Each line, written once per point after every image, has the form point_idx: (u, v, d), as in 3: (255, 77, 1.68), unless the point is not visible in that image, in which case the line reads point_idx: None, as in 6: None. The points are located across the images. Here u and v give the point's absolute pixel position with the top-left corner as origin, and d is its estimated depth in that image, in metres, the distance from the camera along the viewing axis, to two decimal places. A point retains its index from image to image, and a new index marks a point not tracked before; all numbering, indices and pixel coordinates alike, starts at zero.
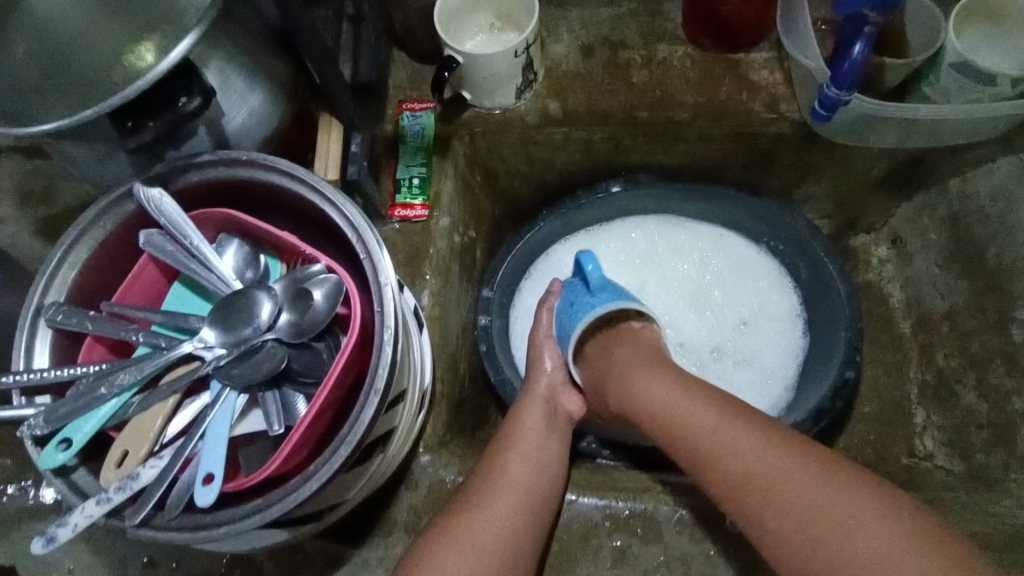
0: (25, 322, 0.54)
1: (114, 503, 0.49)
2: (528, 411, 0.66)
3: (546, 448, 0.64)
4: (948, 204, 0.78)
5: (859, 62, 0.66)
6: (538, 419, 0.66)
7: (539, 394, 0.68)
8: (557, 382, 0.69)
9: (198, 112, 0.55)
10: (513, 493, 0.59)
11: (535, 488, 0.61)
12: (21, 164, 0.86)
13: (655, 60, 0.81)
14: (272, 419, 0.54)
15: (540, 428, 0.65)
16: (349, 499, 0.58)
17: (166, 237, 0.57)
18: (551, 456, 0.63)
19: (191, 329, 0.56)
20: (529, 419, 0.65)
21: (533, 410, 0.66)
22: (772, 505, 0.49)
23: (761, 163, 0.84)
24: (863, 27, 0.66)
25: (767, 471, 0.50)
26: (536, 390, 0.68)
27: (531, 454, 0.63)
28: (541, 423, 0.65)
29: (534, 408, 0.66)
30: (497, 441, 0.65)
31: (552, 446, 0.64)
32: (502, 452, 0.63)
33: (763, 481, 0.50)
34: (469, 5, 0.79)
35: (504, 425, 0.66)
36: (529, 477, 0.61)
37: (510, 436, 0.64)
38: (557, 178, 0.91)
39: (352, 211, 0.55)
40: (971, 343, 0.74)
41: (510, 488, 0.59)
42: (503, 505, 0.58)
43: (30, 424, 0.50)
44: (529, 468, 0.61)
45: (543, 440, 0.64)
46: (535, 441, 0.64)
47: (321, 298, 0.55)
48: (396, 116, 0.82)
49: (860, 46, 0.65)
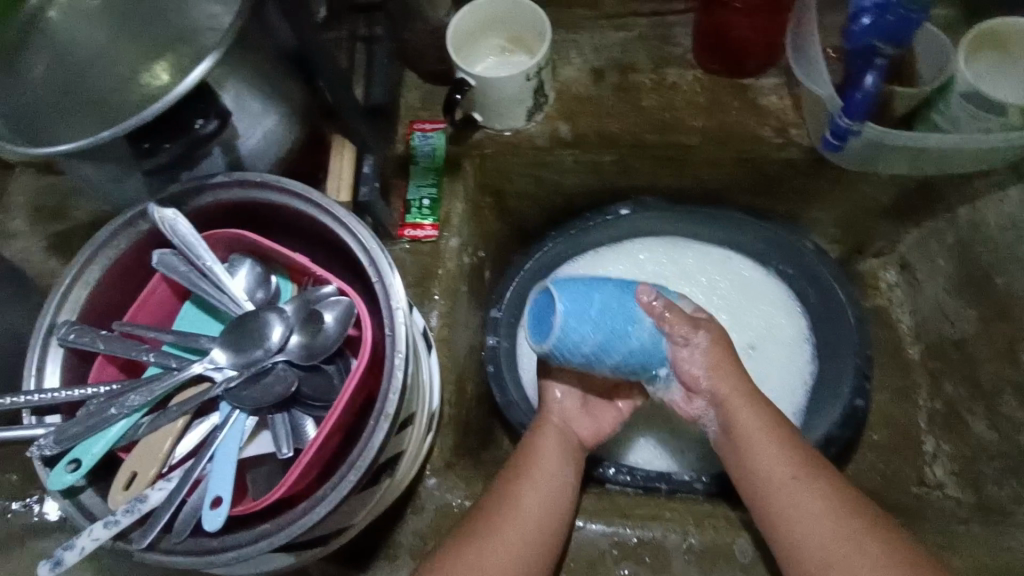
0: (37, 341, 0.54)
1: (121, 526, 0.48)
2: (542, 439, 0.67)
3: (559, 474, 0.64)
4: (958, 232, 0.78)
5: (871, 93, 0.67)
6: (553, 446, 0.66)
7: (553, 424, 0.69)
8: (570, 408, 0.70)
9: (213, 134, 0.57)
10: (528, 518, 0.59)
11: (549, 516, 0.61)
12: (34, 179, 0.87)
13: (665, 85, 0.82)
14: (282, 442, 0.54)
15: (557, 455, 0.66)
16: (356, 523, 0.58)
17: (178, 257, 0.57)
18: (564, 482, 0.64)
19: (201, 349, 0.56)
20: (545, 446, 0.66)
21: (547, 438, 0.67)
22: (832, 556, 0.54)
23: (770, 187, 0.84)
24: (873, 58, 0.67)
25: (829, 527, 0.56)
26: (549, 420, 0.69)
27: (545, 481, 0.63)
28: (558, 451, 0.66)
29: (551, 437, 0.67)
30: (509, 470, 0.65)
31: (566, 473, 0.65)
32: (515, 479, 0.63)
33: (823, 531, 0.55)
34: (481, 28, 0.80)
35: (518, 453, 0.67)
36: (542, 502, 0.61)
37: (523, 463, 0.65)
38: (566, 202, 0.91)
39: (364, 234, 0.56)
40: (982, 370, 0.74)
41: (524, 513, 0.60)
42: (517, 533, 0.58)
43: (41, 444, 0.50)
44: (543, 496, 0.62)
45: (557, 467, 0.65)
46: (552, 467, 0.64)
47: (332, 321, 0.55)
48: (407, 136, 0.83)
49: (872, 77, 0.66)
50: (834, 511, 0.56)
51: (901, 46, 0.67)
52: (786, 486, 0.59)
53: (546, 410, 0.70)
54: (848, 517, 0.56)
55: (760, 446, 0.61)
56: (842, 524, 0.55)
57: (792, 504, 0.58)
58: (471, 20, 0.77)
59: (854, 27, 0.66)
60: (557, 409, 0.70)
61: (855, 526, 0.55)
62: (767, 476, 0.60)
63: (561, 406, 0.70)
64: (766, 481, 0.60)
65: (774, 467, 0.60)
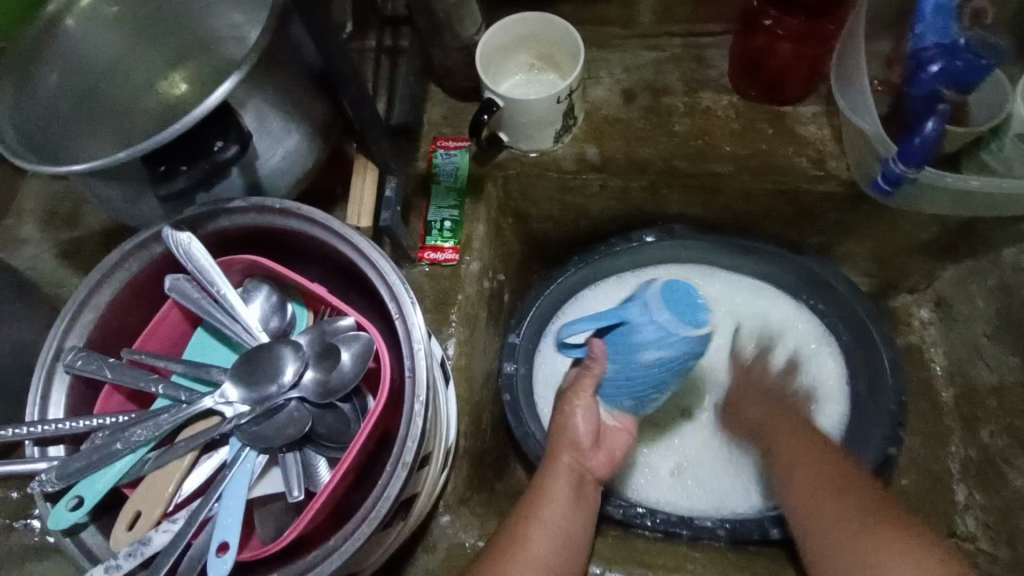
0: (42, 368, 0.52)
1: (123, 570, 0.46)
2: (553, 480, 0.62)
3: (568, 521, 0.60)
4: (1000, 274, 0.75)
5: (931, 139, 0.63)
6: (564, 492, 0.61)
7: (566, 463, 0.63)
8: (583, 448, 0.64)
9: (234, 160, 0.53)
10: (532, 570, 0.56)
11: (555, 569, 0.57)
12: (48, 184, 0.85)
13: (698, 109, 0.79)
14: (292, 484, 0.51)
15: (566, 502, 0.61)
16: (365, 567, 0.55)
17: (192, 283, 0.55)
18: (574, 530, 0.60)
19: (212, 380, 0.54)
20: (558, 488, 0.61)
21: (558, 480, 0.62)
22: (818, 509, 0.58)
23: (804, 220, 0.81)
24: (936, 104, 0.63)
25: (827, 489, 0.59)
26: (560, 460, 0.63)
27: (553, 532, 0.59)
28: (568, 497, 0.61)
29: (564, 477, 0.62)
30: (518, 510, 0.61)
31: (576, 520, 0.61)
32: (522, 523, 0.59)
33: (816, 483, 0.60)
34: (510, 45, 0.77)
35: (529, 492, 0.63)
36: (548, 553, 0.57)
37: (531, 506, 0.60)
38: (589, 226, 0.88)
39: (385, 266, 0.53)
40: (1021, 421, 0.71)
41: (529, 566, 0.56)
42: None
43: (42, 480, 0.48)
44: (550, 549, 0.57)
45: (566, 515, 0.60)
46: (561, 514, 0.60)
47: (348, 358, 0.52)
48: (429, 154, 0.80)
49: (933, 123, 0.62)
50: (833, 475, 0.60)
51: (964, 92, 0.63)
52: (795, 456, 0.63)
53: (560, 441, 0.64)
54: (842, 482, 0.59)
55: (781, 425, 0.68)
56: (835, 483, 0.59)
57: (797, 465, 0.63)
58: (501, 37, 0.75)
59: (920, 73, 0.62)
60: (571, 449, 0.64)
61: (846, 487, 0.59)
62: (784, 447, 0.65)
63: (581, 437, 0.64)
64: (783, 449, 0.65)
65: (792, 438, 0.65)
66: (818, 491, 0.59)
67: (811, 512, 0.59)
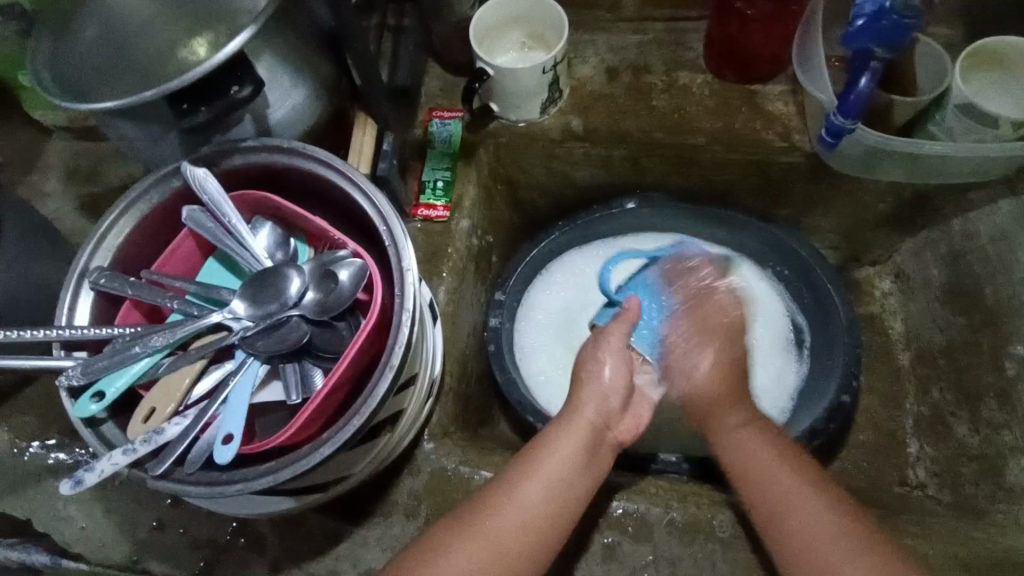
0: (70, 281, 0.58)
1: (138, 454, 0.52)
2: (568, 430, 0.61)
3: (573, 471, 0.59)
4: (950, 243, 0.81)
5: (864, 95, 0.68)
6: (576, 442, 0.61)
7: (587, 418, 0.63)
8: (612, 409, 0.65)
9: (247, 100, 0.59)
10: (518, 511, 0.56)
11: (546, 517, 0.56)
12: (70, 143, 0.91)
13: (676, 86, 0.85)
14: (292, 390, 0.58)
15: (572, 456, 0.60)
16: (354, 473, 0.61)
17: (206, 214, 0.61)
18: (578, 483, 0.59)
19: (221, 300, 0.60)
20: (564, 442, 0.60)
21: (570, 433, 0.61)
22: (792, 521, 0.55)
23: (772, 191, 0.88)
24: (869, 61, 0.68)
25: (799, 498, 0.56)
26: (580, 416, 0.63)
27: (555, 479, 0.58)
28: (577, 449, 0.60)
29: (577, 434, 0.61)
30: (521, 452, 0.62)
31: (584, 472, 0.60)
32: (521, 466, 0.59)
33: (781, 488, 0.57)
34: (503, 23, 0.83)
35: (533, 441, 0.62)
36: (544, 498, 0.57)
37: (534, 449, 0.60)
38: (574, 194, 0.95)
39: (379, 199, 0.59)
40: (966, 376, 0.76)
41: (519, 509, 0.56)
42: (504, 529, 0.55)
43: (68, 375, 0.54)
44: (545, 493, 0.57)
45: (569, 467, 0.59)
46: (564, 470, 0.59)
47: (346, 279, 0.58)
48: (425, 122, 0.87)
49: (865, 80, 0.67)
50: (808, 488, 0.57)
51: (895, 51, 0.67)
52: (758, 467, 0.59)
53: (586, 393, 0.65)
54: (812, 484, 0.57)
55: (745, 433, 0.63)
56: (805, 490, 0.57)
57: (759, 469, 0.59)
58: (494, 14, 0.81)
59: (850, 30, 0.68)
60: (597, 399, 0.64)
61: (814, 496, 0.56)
62: (742, 453, 0.61)
63: (606, 377, 0.66)
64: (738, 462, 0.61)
65: (752, 443, 0.62)
66: (786, 499, 0.56)
67: (780, 521, 0.56)
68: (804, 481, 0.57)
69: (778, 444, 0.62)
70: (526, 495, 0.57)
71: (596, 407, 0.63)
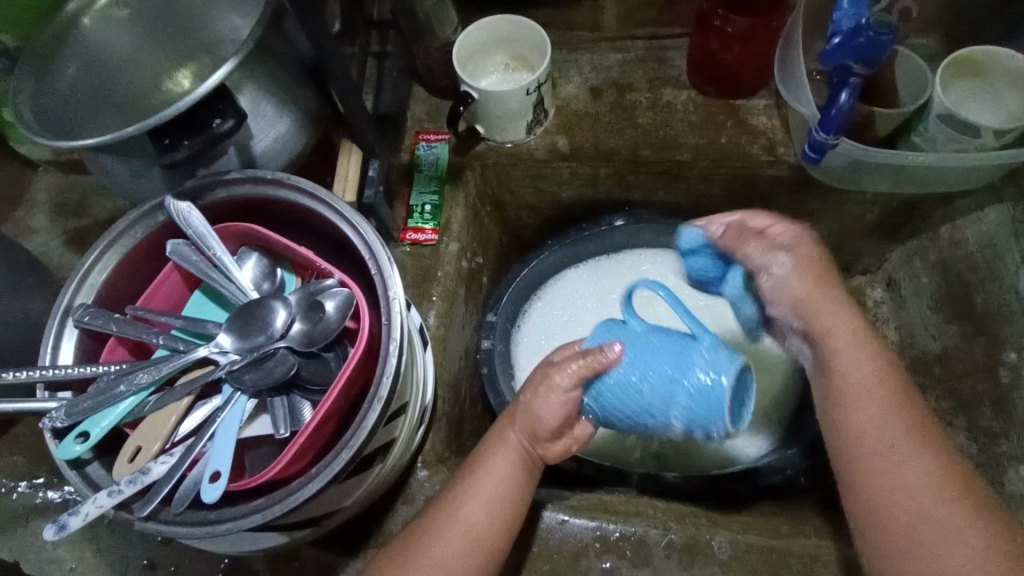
0: (54, 320, 0.57)
1: (124, 495, 0.51)
2: (499, 444, 0.56)
3: (507, 488, 0.55)
4: (939, 251, 0.81)
5: (846, 109, 0.68)
6: (506, 463, 0.55)
7: (516, 440, 0.56)
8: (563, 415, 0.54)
9: (230, 133, 0.59)
10: (456, 533, 0.53)
11: (487, 538, 0.54)
12: (58, 177, 0.91)
13: (660, 103, 0.86)
14: (280, 423, 0.57)
15: (508, 476, 0.55)
16: (346, 507, 0.61)
17: (191, 248, 0.61)
18: (513, 502, 0.55)
19: (207, 334, 0.60)
20: (496, 453, 0.56)
21: (502, 450, 0.56)
22: (893, 486, 0.50)
23: (760, 204, 0.88)
24: (848, 77, 0.68)
25: (906, 454, 0.51)
26: (507, 438, 0.56)
27: (492, 499, 0.55)
28: (510, 467, 0.56)
29: (505, 451, 0.56)
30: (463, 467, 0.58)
31: (519, 493, 0.56)
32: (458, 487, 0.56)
33: (892, 436, 0.51)
34: (486, 46, 0.84)
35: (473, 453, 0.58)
36: (483, 518, 0.54)
37: (473, 466, 0.56)
38: (562, 212, 0.96)
39: (365, 229, 0.58)
40: (962, 384, 0.76)
41: (457, 529, 0.53)
42: (449, 548, 0.52)
43: (52, 416, 0.53)
44: (484, 516, 0.54)
45: (507, 484, 0.55)
46: (500, 489, 0.55)
47: (332, 309, 0.58)
48: (412, 146, 0.87)
49: (846, 94, 0.67)
50: (922, 447, 0.51)
51: (873, 67, 0.67)
52: (868, 406, 0.53)
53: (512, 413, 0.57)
54: (925, 439, 0.51)
55: (852, 361, 0.55)
56: (927, 452, 0.51)
57: (870, 425, 0.52)
58: (477, 37, 0.82)
59: (827, 47, 0.67)
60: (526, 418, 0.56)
61: (927, 457, 0.50)
62: (856, 387, 0.54)
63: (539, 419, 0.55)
64: (854, 403, 0.53)
65: (862, 371, 0.54)
66: (906, 455, 0.51)
67: (887, 478, 0.50)
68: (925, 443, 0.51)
69: (889, 382, 0.54)
70: (466, 517, 0.54)
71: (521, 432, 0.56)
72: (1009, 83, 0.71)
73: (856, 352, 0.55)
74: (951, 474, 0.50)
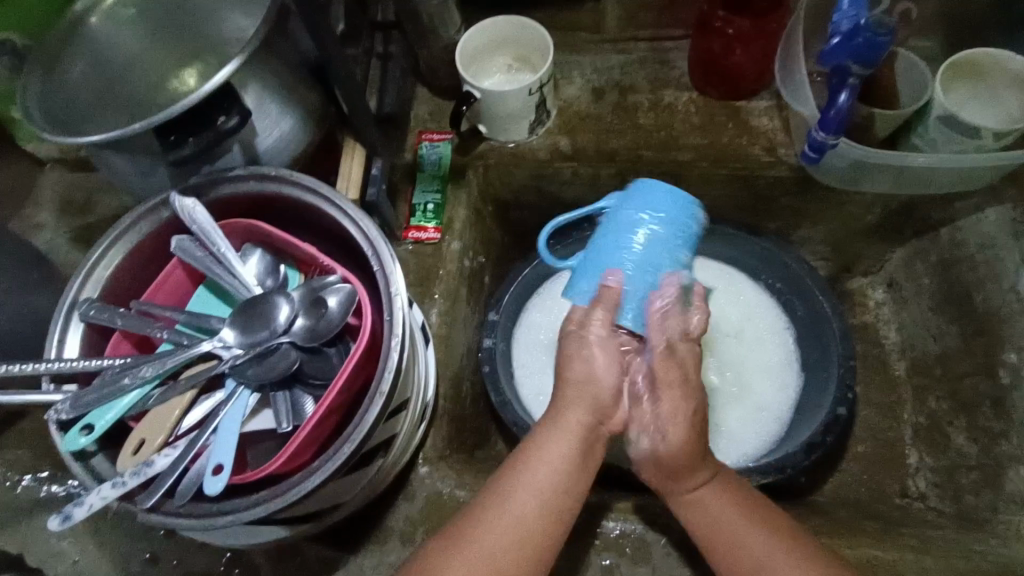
0: (60, 313, 0.58)
1: (128, 487, 0.51)
2: (555, 434, 0.55)
3: (564, 475, 0.54)
4: (940, 252, 0.81)
5: (845, 109, 0.68)
6: (567, 444, 0.55)
7: (575, 424, 0.56)
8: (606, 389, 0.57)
9: (235, 130, 0.60)
10: (507, 525, 0.52)
11: (540, 529, 0.52)
12: (64, 174, 0.92)
13: (661, 105, 0.86)
14: (282, 418, 0.57)
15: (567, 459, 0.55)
16: (347, 501, 0.61)
17: (196, 244, 0.61)
18: (570, 495, 0.54)
19: (211, 329, 0.60)
20: (552, 443, 0.55)
21: (561, 431, 0.55)
22: None
23: (760, 204, 0.89)
24: (847, 78, 0.68)
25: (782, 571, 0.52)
26: (566, 420, 0.56)
27: (546, 488, 0.53)
28: (569, 453, 0.55)
29: (563, 437, 0.55)
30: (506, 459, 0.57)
31: (572, 483, 0.54)
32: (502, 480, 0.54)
33: (769, 561, 0.52)
34: (488, 47, 0.84)
35: (520, 446, 0.57)
36: (533, 514, 0.53)
37: (522, 454, 0.55)
38: (564, 212, 0.96)
39: (368, 225, 0.59)
40: (962, 385, 0.76)
41: (506, 523, 0.52)
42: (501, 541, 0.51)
43: (58, 409, 0.54)
44: (539, 506, 0.53)
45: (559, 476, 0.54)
46: (556, 481, 0.54)
47: (335, 305, 0.58)
48: (415, 146, 0.87)
49: (845, 95, 0.68)
50: (782, 552, 0.53)
51: (872, 66, 0.67)
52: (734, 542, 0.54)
53: (568, 389, 0.57)
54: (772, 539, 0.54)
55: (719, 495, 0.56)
56: (746, 522, 0.55)
57: (752, 558, 0.53)
58: (479, 39, 0.82)
59: (826, 47, 0.67)
60: (580, 398, 0.57)
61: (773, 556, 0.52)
62: (718, 526, 0.55)
63: (592, 377, 0.57)
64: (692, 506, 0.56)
65: (719, 516, 0.55)
66: (725, 535, 0.55)
67: None
68: (742, 512, 0.56)
69: (747, 514, 0.55)
70: (514, 512, 0.52)
71: (582, 409, 0.56)
72: (1009, 84, 0.71)
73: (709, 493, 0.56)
74: (791, 542, 0.54)
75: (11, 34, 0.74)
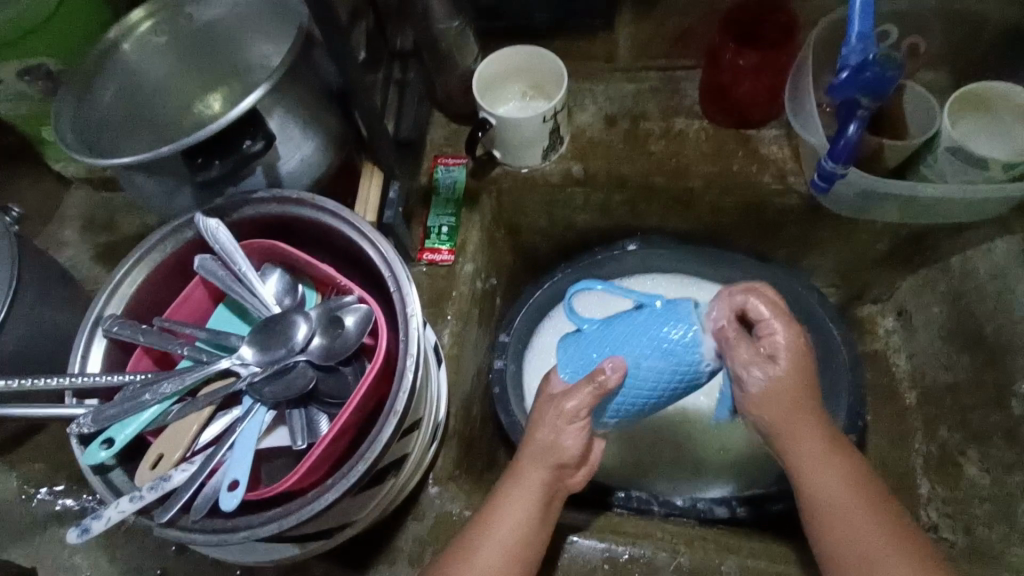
0: (84, 329, 0.60)
1: (146, 500, 0.52)
2: (520, 483, 0.55)
3: (523, 533, 0.55)
4: (949, 281, 0.82)
5: (853, 141, 0.70)
6: (531, 503, 0.55)
7: (537, 479, 0.55)
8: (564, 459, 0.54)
9: (259, 154, 0.62)
10: None
11: None
12: (90, 194, 0.94)
13: (673, 132, 0.88)
14: (297, 435, 0.58)
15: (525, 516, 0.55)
16: (359, 518, 0.61)
17: (217, 262, 0.63)
18: (531, 541, 0.56)
19: (229, 346, 0.61)
20: (518, 497, 0.55)
21: (523, 490, 0.55)
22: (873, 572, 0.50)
23: (769, 230, 0.89)
24: (855, 110, 0.69)
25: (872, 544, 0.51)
26: (521, 476, 0.55)
27: (507, 547, 0.55)
28: (524, 518, 0.55)
29: (523, 496, 0.55)
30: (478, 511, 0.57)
31: (534, 535, 0.56)
32: (468, 535, 0.56)
33: (854, 527, 0.51)
34: (505, 76, 0.87)
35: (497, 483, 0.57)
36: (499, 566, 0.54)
37: (485, 515, 0.56)
38: (575, 236, 0.97)
39: (386, 248, 0.60)
40: (974, 416, 0.75)
41: None
42: (511, 531, 0.55)
43: (80, 422, 0.55)
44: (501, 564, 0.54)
45: (523, 527, 0.55)
46: (515, 530, 0.55)
47: (352, 324, 0.59)
48: (431, 169, 0.89)
49: (854, 126, 0.69)
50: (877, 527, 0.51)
51: (881, 99, 0.67)
52: (833, 505, 0.52)
53: (530, 449, 0.55)
54: (872, 512, 0.52)
55: (830, 457, 0.53)
56: (859, 514, 0.52)
57: (849, 519, 0.52)
58: (495, 68, 0.85)
59: (835, 81, 0.68)
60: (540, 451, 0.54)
61: (874, 526, 0.51)
62: (820, 495, 0.53)
63: (563, 452, 0.53)
64: (811, 476, 0.53)
65: (825, 476, 0.53)
66: (840, 514, 0.52)
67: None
68: (856, 490, 0.53)
69: (858, 481, 0.53)
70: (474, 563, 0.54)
71: (541, 469, 0.54)
72: (1016, 117, 0.73)
73: (828, 462, 0.53)
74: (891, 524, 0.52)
75: (46, 60, 0.76)
